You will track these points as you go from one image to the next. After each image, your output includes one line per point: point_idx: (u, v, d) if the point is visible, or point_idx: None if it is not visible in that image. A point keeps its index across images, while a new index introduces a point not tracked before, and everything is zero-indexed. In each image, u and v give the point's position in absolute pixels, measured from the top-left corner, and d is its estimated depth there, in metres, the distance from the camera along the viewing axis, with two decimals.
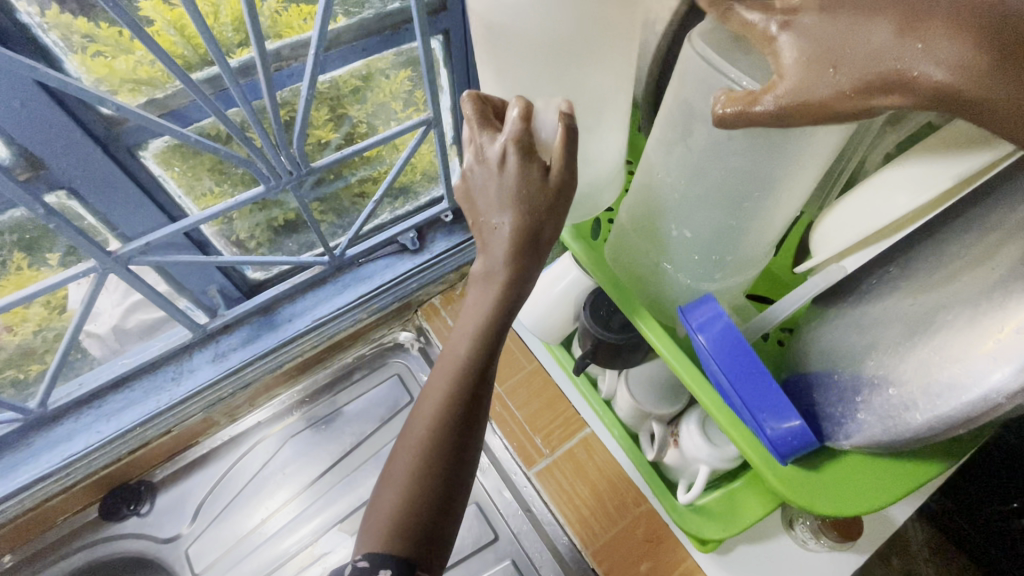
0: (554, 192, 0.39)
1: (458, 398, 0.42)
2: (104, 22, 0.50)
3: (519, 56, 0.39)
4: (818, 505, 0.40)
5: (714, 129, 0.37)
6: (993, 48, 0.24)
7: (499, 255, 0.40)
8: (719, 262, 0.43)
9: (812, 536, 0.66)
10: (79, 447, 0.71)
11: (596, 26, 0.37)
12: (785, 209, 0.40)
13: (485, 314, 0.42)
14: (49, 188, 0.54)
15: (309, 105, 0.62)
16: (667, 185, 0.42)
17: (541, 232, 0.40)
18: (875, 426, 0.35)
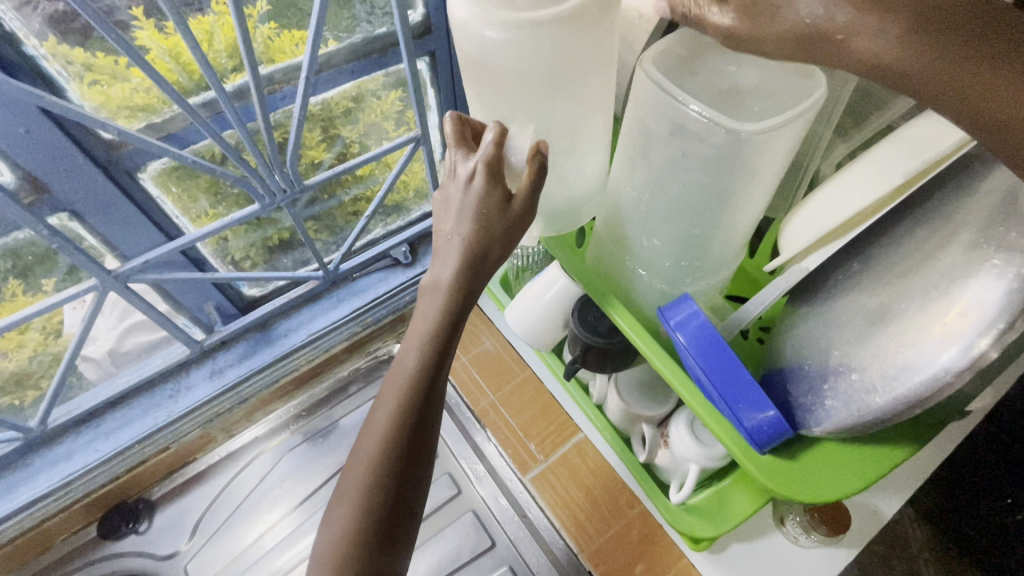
0: (510, 217, 0.40)
1: (413, 402, 0.42)
2: (100, 51, 0.52)
3: (501, 92, 0.41)
4: (796, 492, 0.41)
5: (669, 145, 0.39)
6: (901, 27, 0.30)
7: (453, 270, 0.41)
8: (690, 267, 0.46)
9: (802, 531, 0.67)
10: (78, 466, 0.73)
11: (569, 63, 0.39)
12: (746, 216, 0.42)
13: (434, 325, 0.42)
14: (52, 210, 0.56)
15: (302, 125, 0.65)
16: (634, 199, 0.45)
17: (495, 250, 0.41)
18: (841, 412, 0.37)
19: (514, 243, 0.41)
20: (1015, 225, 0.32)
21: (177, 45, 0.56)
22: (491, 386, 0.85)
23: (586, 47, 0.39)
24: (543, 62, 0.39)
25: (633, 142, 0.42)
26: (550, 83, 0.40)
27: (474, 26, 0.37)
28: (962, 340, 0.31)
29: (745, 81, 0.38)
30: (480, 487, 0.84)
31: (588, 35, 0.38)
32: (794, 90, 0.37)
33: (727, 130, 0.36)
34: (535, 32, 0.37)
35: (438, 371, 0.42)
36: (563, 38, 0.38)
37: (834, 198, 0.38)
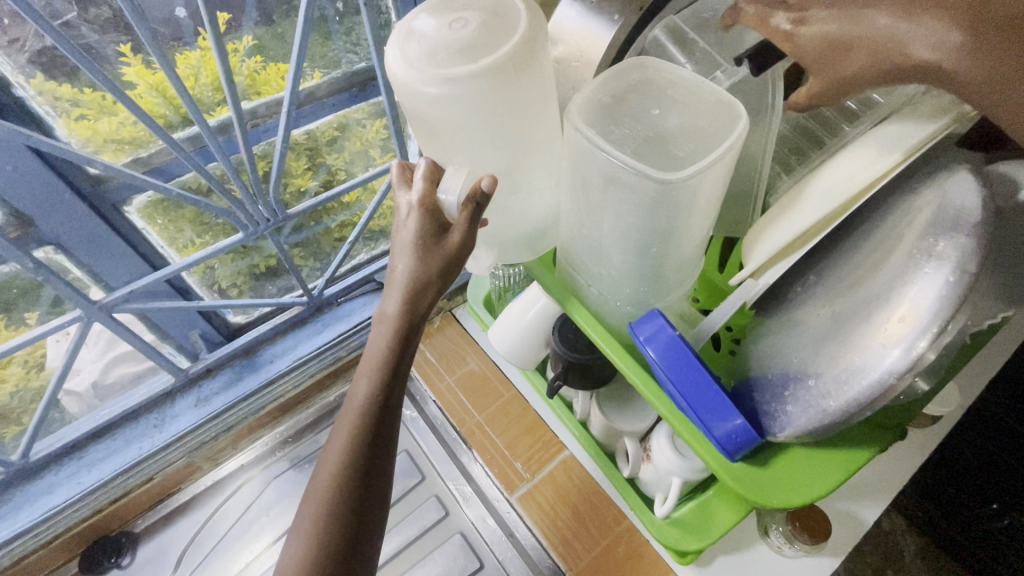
0: (451, 246, 0.41)
1: (359, 444, 0.42)
2: (87, 87, 0.54)
3: (447, 135, 0.44)
4: (766, 499, 0.43)
5: (606, 192, 0.42)
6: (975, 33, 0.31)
7: (395, 303, 0.41)
8: (650, 291, 0.48)
9: (786, 541, 0.68)
10: (59, 500, 0.72)
11: (507, 109, 0.42)
12: (696, 240, 0.45)
13: (380, 360, 0.42)
14: (38, 244, 0.57)
15: (283, 156, 0.67)
16: (586, 234, 0.47)
17: (436, 281, 0.41)
18: (801, 417, 0.39)
19: (456, 272, 0.42)
20: (944, 235, 0.34)
21: (163, 81, 0.58)
22: (477, 406, 0.86)
23: (517, 95, 0.42)
24: (479, 110, 0.41)
25: (574, 183, 0.45)
26: (496, 124, 0.43)
27: (412, 83, 0.40)
28: (903, 342, 0.33)
29: (669, 124, 0.40)
30: (468, 508, 0.83)
31: (520, 82, 0.41)
32: (716, 128, 0.39)
33: (656, 181, 0.38)
34: (466, 87, 0.39)
35: (387, 404, 0.43)
36: (494, 89, 0.40)
37: (787, 214, 0.40)
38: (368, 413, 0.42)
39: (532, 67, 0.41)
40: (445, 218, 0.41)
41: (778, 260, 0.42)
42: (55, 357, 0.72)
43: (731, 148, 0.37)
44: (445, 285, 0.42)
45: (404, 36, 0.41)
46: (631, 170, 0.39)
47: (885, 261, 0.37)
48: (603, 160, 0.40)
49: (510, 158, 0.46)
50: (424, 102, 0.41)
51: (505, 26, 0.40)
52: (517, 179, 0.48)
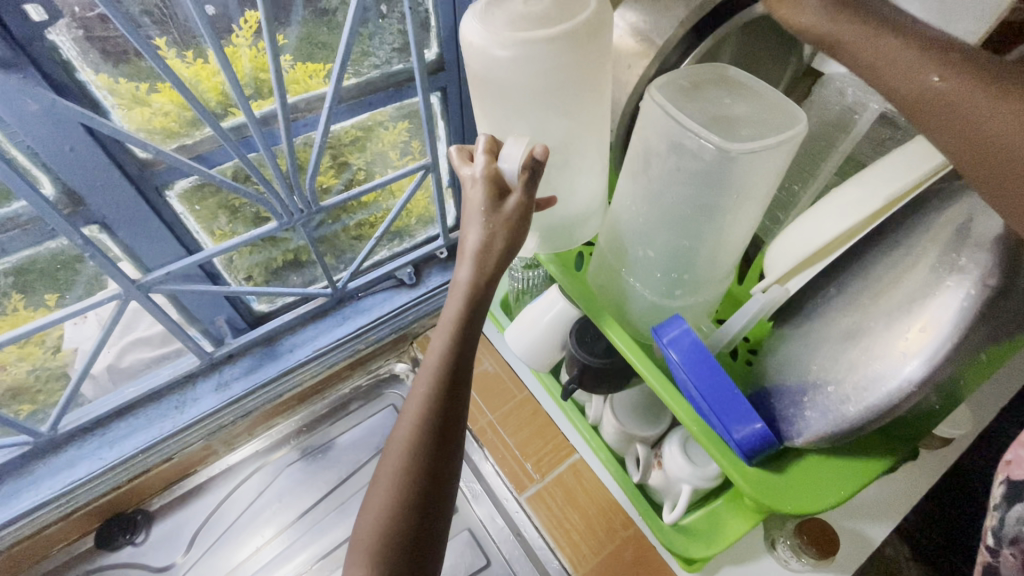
0: (514, 208, 0.42)
1: (436, 398, 0.44)
2: (123, 78, 0.55)
3: (503, 102, 0.47)
4: (781, 504, 0.43)
5: (666, 161, 0.44)
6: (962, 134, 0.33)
7: (466, 269, 0.44)
8: (678, 280, 0.49)
9: (793, 554, 0.68)
10: (81, 474, 0.74)
11: (566, 80, 0.45)
12: (734, 236, 0.46)
13: (456, 320, 0.45)
14: (85, 222, 0.59)
15: (322, 151, 0.69)
16: (633, 213, 0.49)
17: (501, 243, 0.43)
18: (819, 422, 0.40)
19: (521, 237, 0.43)
20: (966, 251, 0.35)
21: (212, 75, 0.60)
22: (490, 406, 0.87)
23: (578, 68, 0.44)
24: (542, 75, 0.44)
25: (637, 158, 0.47)
26: (558, 92, 0.45)
27: (483, 46, 0.43)
28: (922, 355, 0.34)
29: (737, 111, 0.42)
30: (477, 506, 0.83)
31: (583, 52, 0.43)
32: (780, 121, 0.40)
33: (718, 146, 0.39)
34: (531, 49, 0.42)
35: (461, 363, 0.45)
36: (557, 56, 0.43)
37: (812, 221, 0.42)
38: (444, 369, 0.44)
39: (597, 40, 0.44)
40: (506, 184, 0.43)
41: (799, 271, 0.44)
42: (71, 339, 0.75)
43: (790, 138, 0.39)
44: (509, 248, 0.43)
45: (482, 9, 0.45)
46: (696, 137, 0.40)
47: (906, 273, 0.38)
48: (672, 127, 0.42)
49: (570, 137, 0.49)
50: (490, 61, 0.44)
51: (577, 6, 0.43)
52: (557, 164, 0.50)
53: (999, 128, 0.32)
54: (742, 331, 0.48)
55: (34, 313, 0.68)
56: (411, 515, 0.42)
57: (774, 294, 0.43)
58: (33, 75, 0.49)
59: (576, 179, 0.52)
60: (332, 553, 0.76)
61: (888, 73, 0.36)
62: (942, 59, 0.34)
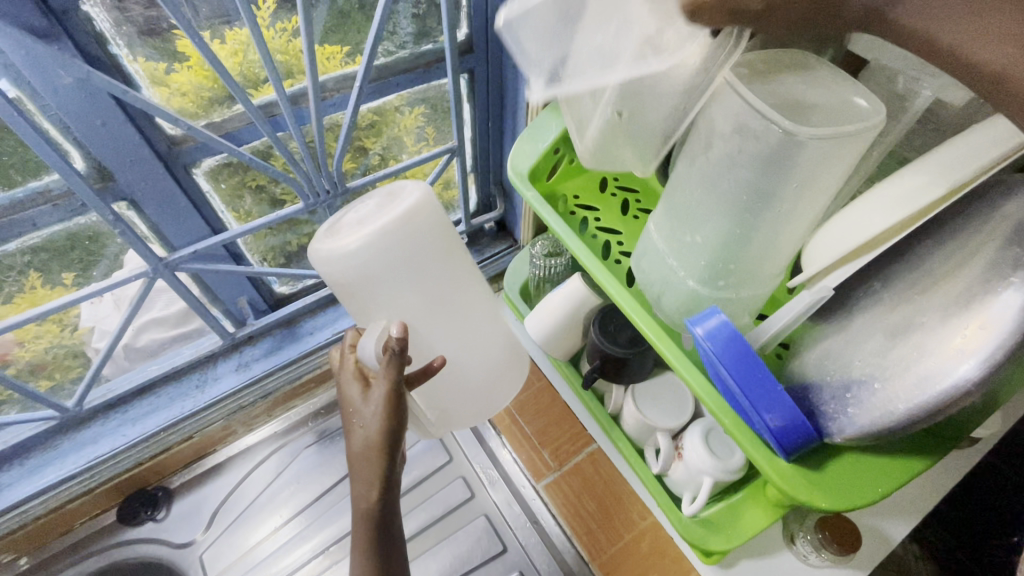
0: (386, 396, 0.45)
1: (371, 550, 0.48)
2: (142, 57, 0.54)
3: (370, 296, 0.52)
4: (816, 499, 0.43)
5: (728, 143, 0.43)
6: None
7: (357, 461, 0.46)
8: (725, 271, 0.49)
9: (813, 550, 0.67)
10: (105, 449, 0.74)
11: (409, 261, 0.50)
12: (787, 228, 0.46)
13: (365, 509, 0.47)
14: (114, 199, 0.59)
15: (351, 132, 0.69)
16: (687, 197, 0.49)
17: (378, 435, 0.45)
18: (863, 418, 0.39)
19: (404, 415, 0.46)
20: None
21: (232, 54, 0.59)
22: None
23: (445, 272, 0.54)
24: (390, 265, 0.50)
25: (697, 139, 0.46)
26: (409, 269, 0.51)
27: (333, 256, 0.49)
28: (978, 355, 0.34)
29: (811, 98, 0.42)
30: (494, 491, 0.82)
31: (404, 245, 0.49)
32: (854, 110, 0.40)
33: (787, 130, 0.39)
34: (396, 251, 0.49)
35: (383, 540, 0.48)
36: (394, 250, 0.49)
37: (856, 215, 0.41)
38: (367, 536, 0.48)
39: (416, 225, 0.50)
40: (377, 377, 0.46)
41: (846, 262, 0.42)
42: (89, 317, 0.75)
43: (869, 128, 0.38)
44: (391, 431, 0.45)
45: (324, 234, 0.51)
46: (765, 120, 0.40)
47: (960, 267, 0.37)
48: (743, 109, 0.41)
49: (448, 319, 0.56)
50: (347, 259, 0.48)
51: (398, 199, 0.51)
52: (425, 335, 0.55)
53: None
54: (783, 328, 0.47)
55: (51, 291, 0.68)
56: None
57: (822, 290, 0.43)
58: (67, 47, 0.48)
59: (452, 341, 0.57)
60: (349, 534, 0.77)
61: (927, 49, 0.32)
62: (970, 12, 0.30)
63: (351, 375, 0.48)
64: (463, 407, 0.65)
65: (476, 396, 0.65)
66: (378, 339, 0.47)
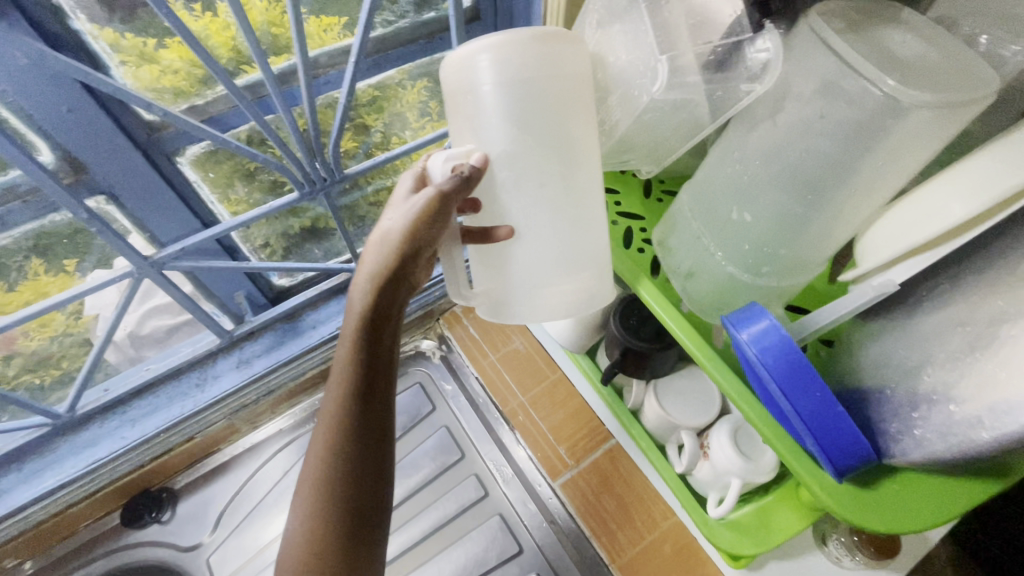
0: (424, 207, 0.43)
1: (357, 349, 0.45)
2: (130, 33, 0.49)
3: (476, 114, 0.43)
4: (872, 523, 0.39)
5: (806, 106, 0.40)
6: None
7: (369, 263, 0.45)
8: (772, 255, 0.45)
9: (846, 552, 0.64)
10: (104, 453, 0.71)
11: (534, 92, 0.41)
12: (854, 208, 0.41)
13: (359, 314, 0.45)
14: (90, 192, 0.54)
15: (348, 112, 0.63)
16: (739, 168, 0.45)
17: (403, 243, 0.44)
18: (935, 443, 0.35)
19: (442, 222, 0.44)
20: None
21: (222, 29, 0.53)
22: (521, 387, 0.83)
23: (567, 119, 0.42)
24: (513, 81, 0.41)
25: (764, 106, 0.43)
26: (532, 99, 0.41)
27: (462, 52, 0.42)
28: None
29: (908, 55, 0.36)
30: (508, 489, 0.79)
31: (539, 66, 0.41)
32: (967, 70, 0.35)
33: (889, 93, 0.35)
34: (517, 64, 0.40)
35: (378, 332, 0.46)
36: (525, 62, 0.40)
37: (929, 205, 0.37)
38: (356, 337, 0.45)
39: (561, 50, 0.41)
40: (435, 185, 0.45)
41: (910, 257, 0.39)
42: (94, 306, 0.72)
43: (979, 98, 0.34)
44: (408, 247, 0.44)
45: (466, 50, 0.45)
46: (862, 79, 0.36)
47: None
48: (833, 64, 0.38)
49: (546, 178, 0.43)
50: (467, 62, 0.42)
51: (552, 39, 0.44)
52: (508, 180, 0.43)
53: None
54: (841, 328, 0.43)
55: (54, 280, 0.64)
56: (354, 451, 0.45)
57: (885, 287, 0.39)
58: (17, 23, 0.43)
59: (544, 215, 0.44)
60: None
61: None
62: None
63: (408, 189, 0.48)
64: (514, 306, 0.47)
65: (534, 296, 0.47)
66: (464, 153, 0.43)
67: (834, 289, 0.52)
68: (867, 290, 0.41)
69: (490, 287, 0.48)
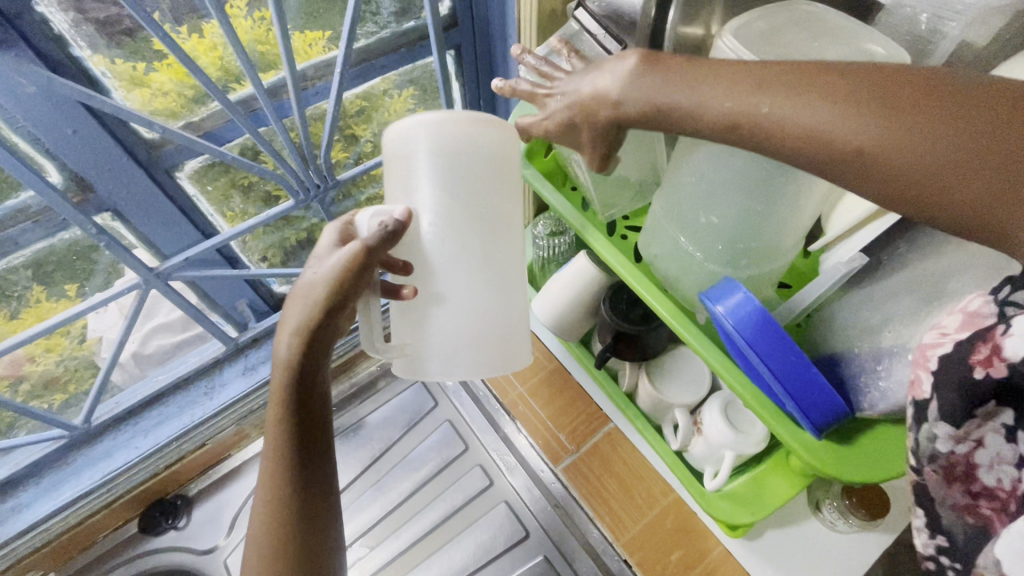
0: (350, 263, 0.41)
1: (288, 389, 0.44)
2: (119, 59, 0.52)
3: (406, 181, 0.45)
4: (847, 474, 0.42)
5: None
6: (859, 157, 0.30)
7: (291, 319, 0.43)
8: (743, 250, 0.48)
9: (840, 516, 0.66)
10: (119, 463, 0.75)
11: (463, 165, 0.44)
12: (806, 196, 0.45)
13: (285, 369, 0.43)
14: (96, 210, 0.57)
15: (337, 121, 0.66)
16: (695, 175, 0.47)
17: (325, 299, 0.42)
18: (897, 391, 0.38)
19: (367, 278, 0.42)
20: None
21: (210, 48, 0.56)
22: (519, 378, 0.85)
23: (497, 192, 0.46)
24: (443, 154, 0.44)
25: None
26: (458, 172, 0.44)
27: (399, 123, 0.45)
28: None
29: None
30: (512, 478, 0.81)
31: (464, 142, 0.44)
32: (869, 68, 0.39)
33: None
34: (457, 140, 0.44)
35: (306, 370, 0.44)
36: (454, 140, 0.44)
37: None
38: (287, 375, 0.44)
39: (486, 127, 0.45)
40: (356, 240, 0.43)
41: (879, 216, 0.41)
42: (96, 329, 0.72)
43: None
44: (334, 303, 0.42)
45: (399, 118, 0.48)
46: None
47: None
48: None
49: (469, 242, 0.46)
50: (403, 133, 0.45)
51: None
52: (435, 238, 0.45)
53: (935, 162, 0.28)
54: (817, 299, 0.45)
55: (57, 304, 0.66)
56: (297, 481, 0.45)
57: (854, 263, 0.42)
58: (24, 53, 0.46)
59: (467, 277, 0.46)
60: (359, 540, 0.79)
61: (801, 115, 0.31)
62: (791, 100, 0.31)
63: (328, 243, 0.44)
64: (429, 358, 0.49)
65: (450, 350, 0.48)
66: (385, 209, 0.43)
67: (807, 263, 0.54)
68: (836, 267, 0.43)
69: (410, 340, 0.49)
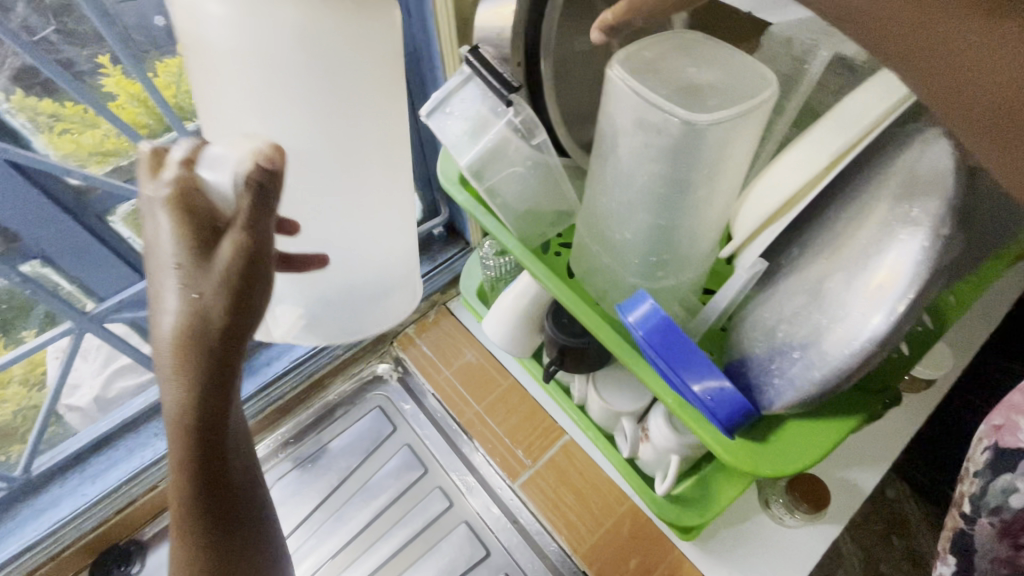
0: (231, 255, 0.32)
1: (191, 441, 0.36)
2: (67, 101, 0.58)
3: (250, 84, 0.43)
4: (763, 470, 0.43)
5: (634, 141, 0.44)
6: (968, 72, 0.28)
7: (166, 344, 0.34)
8: (658, 261, 0.50)
9: (787, 511, 0.68)
10: (64, 513, 0.73)
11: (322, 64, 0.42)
12: (711, 208, 0.47)
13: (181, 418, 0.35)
14: (25, 257, 0.62)
15: None
16: (607, 193, 0.50)
17: (218, 313, 0.33)
18: (789, 390, 0.41)
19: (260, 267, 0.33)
20: (919, 200, 0.36)
21: None
22: (476, 397, 0.86)
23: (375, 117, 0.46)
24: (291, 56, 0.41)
25: (605, 139, 0.47)
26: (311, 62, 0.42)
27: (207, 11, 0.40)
28: (885, 308, 0.36)
29: (702, 79, 0.43)
30: (472, 498, 0.82)
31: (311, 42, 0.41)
32: (752, 83, 0.42)
33: (685, 121, 0.40)
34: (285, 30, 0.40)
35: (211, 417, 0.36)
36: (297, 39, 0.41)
37: (775, 180, 0.43)
38: (187, 426, 0.36)
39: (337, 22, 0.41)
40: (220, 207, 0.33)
41: (773, 221, 0.44)
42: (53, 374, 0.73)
43: (758, 105, 0.40)
44: (222, 308, 0.33)
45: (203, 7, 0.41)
46: (662, 112, 0.41)
47: (859, 229, 0.39)
48: (637, 102, 0.42)
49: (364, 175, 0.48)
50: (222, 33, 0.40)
51: None
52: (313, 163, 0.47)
53: None
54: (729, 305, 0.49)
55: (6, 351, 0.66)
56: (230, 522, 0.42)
57: (754, 269, 0.44)
58: None
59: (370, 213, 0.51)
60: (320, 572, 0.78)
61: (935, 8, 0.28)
62: None
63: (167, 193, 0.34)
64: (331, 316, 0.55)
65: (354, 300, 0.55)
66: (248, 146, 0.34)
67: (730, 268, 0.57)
68: (742, 272, 0.46)
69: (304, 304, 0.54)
